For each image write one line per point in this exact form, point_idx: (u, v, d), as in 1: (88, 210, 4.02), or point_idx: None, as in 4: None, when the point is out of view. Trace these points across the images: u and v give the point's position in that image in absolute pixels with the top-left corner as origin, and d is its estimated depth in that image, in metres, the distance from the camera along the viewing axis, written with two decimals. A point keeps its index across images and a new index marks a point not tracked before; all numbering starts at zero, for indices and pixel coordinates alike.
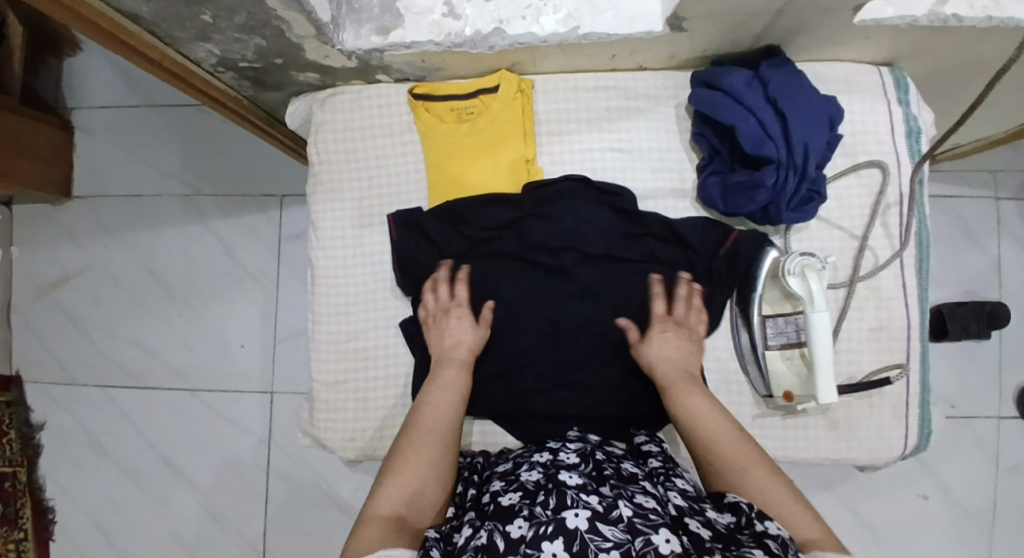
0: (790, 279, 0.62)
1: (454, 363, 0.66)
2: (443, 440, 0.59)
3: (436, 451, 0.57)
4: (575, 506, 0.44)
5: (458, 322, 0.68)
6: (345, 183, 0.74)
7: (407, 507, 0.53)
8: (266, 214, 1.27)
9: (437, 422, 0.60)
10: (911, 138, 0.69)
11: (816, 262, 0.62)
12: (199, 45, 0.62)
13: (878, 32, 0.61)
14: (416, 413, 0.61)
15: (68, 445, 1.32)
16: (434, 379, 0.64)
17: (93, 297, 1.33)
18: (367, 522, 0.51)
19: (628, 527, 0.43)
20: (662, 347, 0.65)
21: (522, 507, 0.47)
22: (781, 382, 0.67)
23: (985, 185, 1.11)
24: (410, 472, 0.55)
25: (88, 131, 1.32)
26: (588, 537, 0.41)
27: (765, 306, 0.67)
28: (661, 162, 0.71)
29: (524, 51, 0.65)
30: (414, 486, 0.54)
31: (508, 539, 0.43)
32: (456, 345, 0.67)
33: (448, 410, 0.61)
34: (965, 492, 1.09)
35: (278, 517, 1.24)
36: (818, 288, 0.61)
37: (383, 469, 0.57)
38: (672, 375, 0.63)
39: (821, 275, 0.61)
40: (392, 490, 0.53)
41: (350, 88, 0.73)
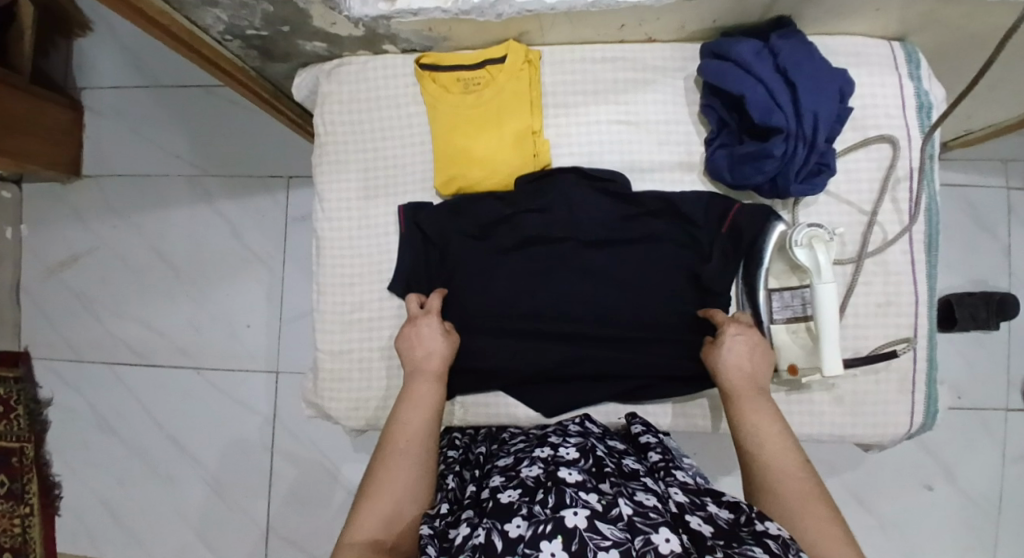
0: (796, 250, 0.61)
1: (425, 377, 0.64)
2: (417, 460, 0.57)
3: (410, 472, 0.56)
4: (574, 505, 0.43)
5: (429, 334, 0.66)
6: (350, 155, 0.74)
7: (385, 532, 0.52)
8: (272, 194, 1.27)
9: (410, 442, 0.59)
10: (922, 113, 0.68)
11: (823, 233, 0.61)
12: (206, 11, 0.62)
13: (890, 3, 0.60)
14: (389, 435, 0.60)
15: (75, 422, 1.33)
16: (406, 396, 0.63)
17: (101, 276, 1.34)
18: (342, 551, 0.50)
19: (628, 526, 0.43)
20: (740, 351, 0.62)
21: (521, 505, 0.46)
22: (786, 355, 0.66)
23: (996, 173, 1.09)
24: (384, 496, 0.54)
25: (96, 111, 1.33)
26: (587, 535, 0.41)
27: (772, 279, 0.66)
28: (668, 135, 0.71)
29: (532, 20, 0.64)
30: (390, 510, 0.53)
31: (506, 537, 0.43)
32: (428, 355, 0.65)
33: (420, 427, 0.60)
34: (971, 480, 1.08)
35: (282, 496, 1.25)
36: (825, 259, 0.60)
37: (361, 494, 0.56)
38: (744, 389, 0.61)
39: (828, 246, 0.61)
40: (367, 516, 0.52)
41: (356, 58, 0.73)
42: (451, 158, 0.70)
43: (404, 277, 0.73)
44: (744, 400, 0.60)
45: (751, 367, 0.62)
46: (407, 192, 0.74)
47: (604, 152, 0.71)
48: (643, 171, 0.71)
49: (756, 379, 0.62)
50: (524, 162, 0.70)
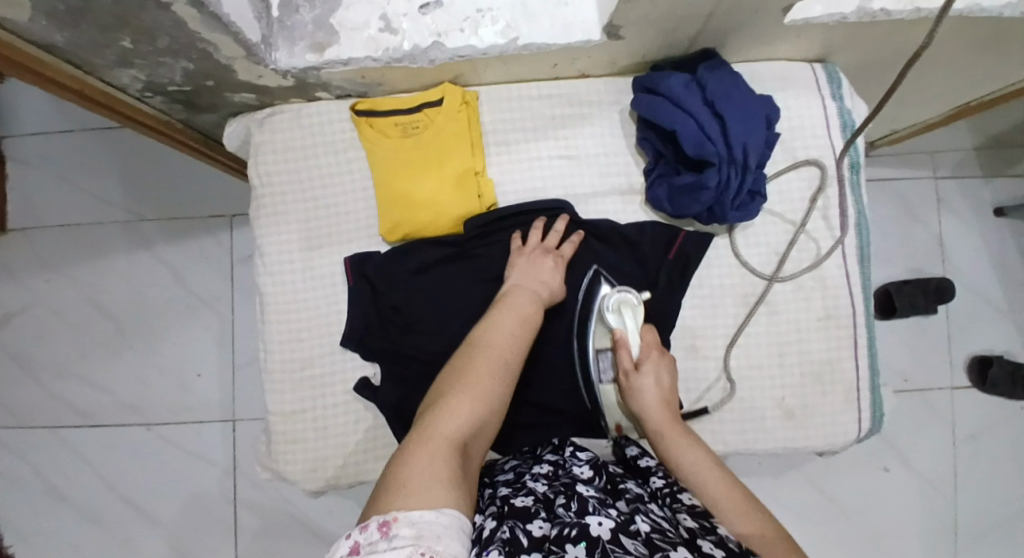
0: (608, 314, 0.66)
1: (534, 300, 0.62)
2: (511, 375, 0.55)
3: (503, 380, 0.54)
4: (599, 516, 0.44)
5: (548, 267, 0.66)
6: (289, 205, 0.72)
7: (470, 432, 0.49)
8: (217, 235, 1.22)
9: (511, 356, 0.56)
10: (845, 131, 0.71)
11: (632, 298, 0.66)
12: (121, 71, 0.59)
13: (807, 30, 0.63)
14: (488, 338, 0.57)
15: (18, 492, 1.25)
16: (511, 309, 0.60)
17: (36, 335, 1.26)
18: (432, 438, 0.46)
19: (648, 542, 0.42)
20: (651, 390, 0.62)
21: (539, 510, 0.47)
22: (613, 414, 0.68)
23: (923, 166, 1.15)
24: (479, 397, 0.51)
25: (18, 161, 1.25)
26: (609, 546, 0.41)
27: (596, 340, 0.68)
28: (608, 167, 0.71)
29: (465, 64, 0.64)
30: (481, 414, 0.50)
31: (530, 536, 0.43)
32: (538, 286, 0.64)
33: (518, 341, 0.58)
34: (923, 461, 1.14)
35: (249, 547, 1.20)
36: (632, 322, 0.65)
37: (444, 386, 0.52)
38: (660, 423, 0.60)
39: (635, 312, 0.65)
40: (458, 411, 0.49)
41: (288, 107, 0.71)
42: (394, 203, 0.70)
43: (356, 328, 0.71)
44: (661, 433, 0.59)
45: (661, 397, 0.62)
46: (351, 241, 0.72)
47: (548, 187, 0.72)
48: (588, 204, 0.72)
49: (669, 410, 0.61)
50: (467, 204, 0.70)
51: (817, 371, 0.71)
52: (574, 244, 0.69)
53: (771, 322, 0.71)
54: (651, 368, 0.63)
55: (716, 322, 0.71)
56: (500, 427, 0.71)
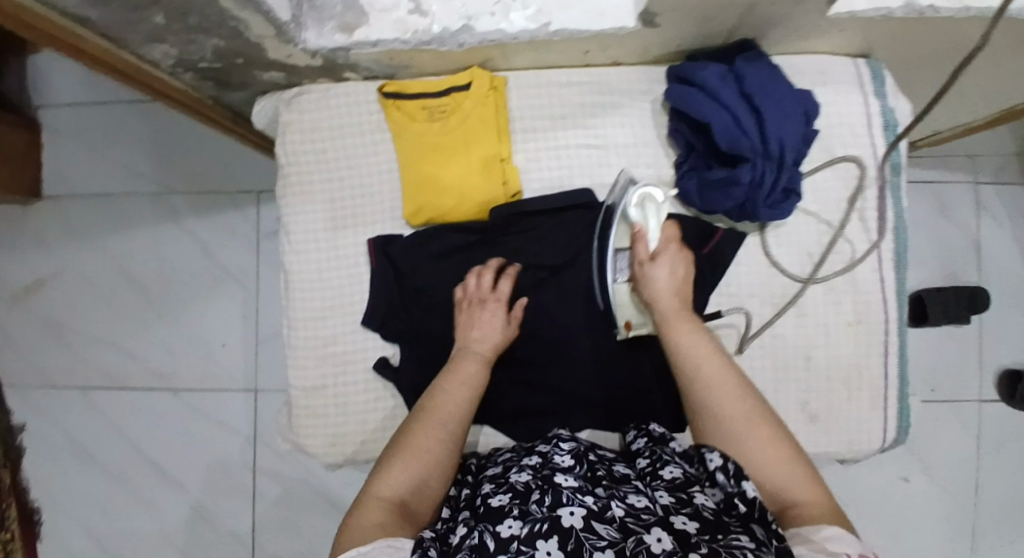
0: (630, 208, 0.64)
1: (482, 357, 0.63)
2: (456, 434, 0.57)
3: (447, 442, 0.56)
4: (571, 505, 0.45)
5: (491, 317, 0.65)
6: (315, 185, 0.72)
7: (412, 494, 0.52)
8: (243, 210, 1.24)
9: (452, 414, 0.58)
10: (888, 131, 0.69)
11: (656, 194, 0.64)
12: (154, 47, 0.60)
13: (852, 24, 0.61)
14: (430, 402, 0.59)
15: (50, 450, 1.30)
16: (455, 370, 0.62)
17: (69, 300, 1.30)
18: (369, 505, 0.50)
19: (621, 527, 0.44)
20: (665, 280, 0.62)
21: (513, 507, 0.48)
22: (624, 312, 0.66)
23: (966, 168, 1.11)
24: (417, 461, 0.54)
25: (55, 130, 1.28)
26: (582, 535, 0.42)
27: (615, 239, 0.66)
28: (636, 158, 0.70)
29: (494, 48, 0.63)
30: (420, 475, 0.53)
31: (499, 538, 0.44)
32: (483, 337, 0.64)
33: (463, 401, 0.59)
34: (946, 471, 1.11)
35: (267, 515, 1.24)
36: (652, 217, 0.64)
37: (387, 452, 0.56)
38: (671, 315, 0.60)
39: (658, 209, 0.64)
40: (395, 477, 0.52)
41: (317, 86, 0.71)
42: (419, 187, 0.70)
43: (377, 310, 0.72)
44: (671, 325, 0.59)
45: (675, 289, 0.62)
46: (375, 223, 0.73)
47: (575, 176, 0.70)
48: None
49: (681, 302, 0.61)
50: (492, 191, 0.69)
51: (845, 376, 0.69)
52: (511, 278, 0.68)
53: (799, 324, 0.69)
54: (669, 263, 0.62)
55: (741, 321, 0.70)
56: (516, 414, 0.72)
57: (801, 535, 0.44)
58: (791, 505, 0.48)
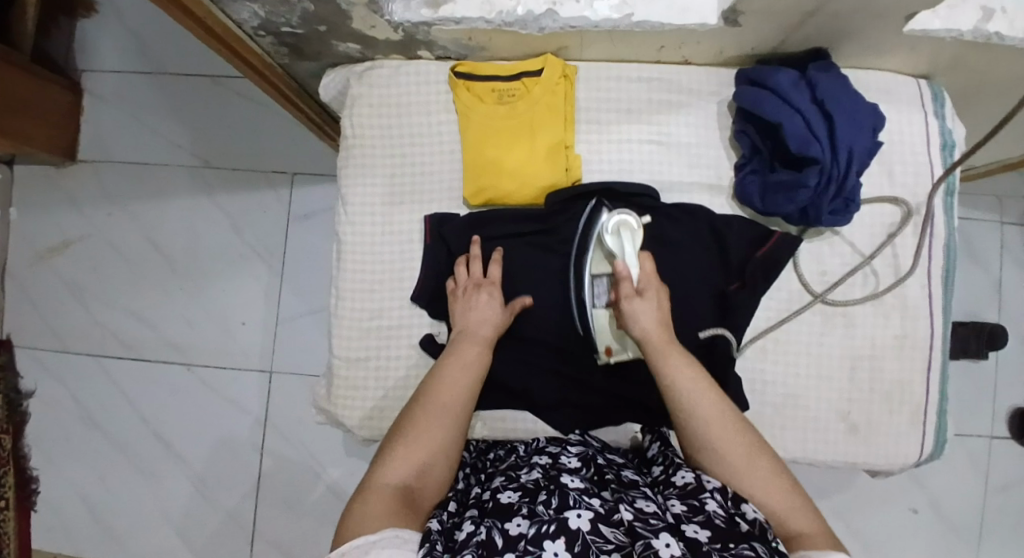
0: (607, 237, 0.65)
1: (480, 340, 0.62)
2: (458, 418, 0.56)
3: (449, 428, 0.54)
4: (577, 507, 0.43)
5: (486, 300, 0.65)
6: (376, 159, 0.73)
7: (414, 480, 0.50)
8: (276, 190, 1.25)
9: (453, 396, 0.56)
10: (945, 151, 0.70)
11: (632, 222, 0.65)
12: (243, 5, 0.61)
13: (922, 43, 0.62)
14: (429, 387, 0.57)
15: (56, 414, 1.29)
16: (453, 353, 0.61)
17: (92, 264, 1.30)
18: (372, 492, 0.47)
19: (628, 531, 0.43)
20: (650, 312, 0.60)
21: (522, 505, 0.47)
22: (602, 337, 0.66)
23: (991, 208, 1.12)
24: (420, 445, 0.52)
25: (97, 94, 1.29)
26: (589, 538, 0.41)
27: (592, 265, 0.67)
28: (698, 157, 0.71)
29: (573, 36, 0.64)
30: (424, 461, 0.51)
31: (506, 535, 0.43)
32: (482, 320, 0.64)
33: (465, 387, 0.58)
34: (955, 507, 1.10)
35: (269, 497, 1.22)
36: (630, 246, 0.64)
37: (390, 439, 0.54)
38: (659, 344, 0.58)
39: (633, 237, 0.64)
40: (399, 462, 0.50)
41: (389, 62, 0.72)
42: (481, 168, 0.70)
43: (428, 286, 0.72)
44: (659, 352, 0.57)
45: (661, 319, 0.60)
46: (433, 200, 0.73)
47: (636, 170, 0.71)
48: (673, 191, 0.71)
49: (669, 331, 0.59)
50: (555, 176, 0.70)
51: (887, 391, 0.69)
52: (498, 263, 0.68)
53: (847, 334, 0.70)
54: (650, 293, 0.61)
55: (791, 327, 0.70)
56: (556, 405, 0.71)
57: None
58: (790, 533, 0.46)
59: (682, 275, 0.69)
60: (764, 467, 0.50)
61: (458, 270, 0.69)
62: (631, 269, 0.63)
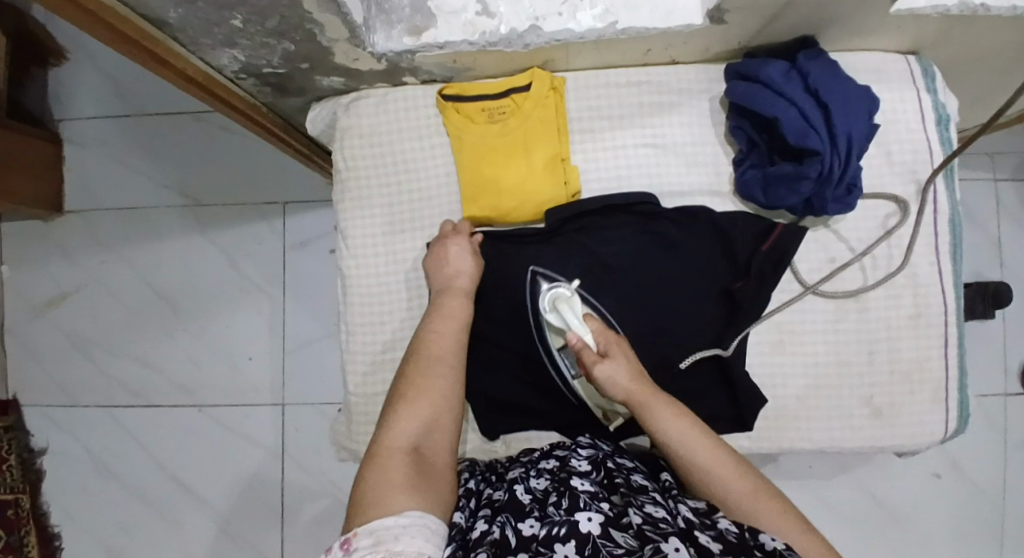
0: (547, 315, 0.65)
1: (459, 294, 0.65)
2: (450, 369, 0.60)
3: (444, 381, 0.58)
4: (588, 510, 0.46)
5: (458, 251, 0.67)
6: (371, 189, 0.72)
7: (420, 438, 0.54)
8: (269, 221, 1.24)
9: (442, 351, 0.60)
10: (940, 126, 0.70)
11: (566, 292, 0.65)
12: (223, 51, 0.60)
13: (908, 22, 0.61)
14: (419, 344, 0.61)
15: (71, 468, 1.27)
16: (436, 310, 0.64)
17: (91, 314, 1.28)
18: (384, 457, 0.51)
19: (638, 534, 0.44)
20: (620, 369, 0.60)
21: (534, 508, 0.49)
22: (594, 401, 0.69)
23: (984, 167, 1.12)
24: (420, 404, 0.56)
25: (77, 143, 1.27)
26: (600, 542, 0.43)
27: (554, 340, 0.67)
28: (695, 156, 0.71)
29: (559, 49, 0.64)
30: (427, 419, 0.56)
31: (519, 535, 0.46)
32: (458, 272, 0.66)
33: (451, 339, 0.62)
34: (977, 469, 1.10)
35: (294, 530, 1.21)
36: (573, 317, 0.63)
37: (389, 402, 0.57)
38: (644, 397, 0.58)
39: (572, 306, 0.63)
40: (403, 424, 0.54)
41: (374, 91, 0.71)
42: (479, 189, 0.69)
43: None
44: (648, 405, 0.58)
45: (633, 371, 0.60)
46: (435, 226, 0.73)
47: (634, 175, 0.71)
48: (673, 193, 0.71)
49: (642, 383, 0.59)
50: (554, 189, 0.69)
51: (907, 370, 0.69)
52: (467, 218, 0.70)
53: (862, 318, 0.69)
54: (613, 353, 0.61)
55: (806, 317, 0.70)
56: (579, 420, 0.71)
57: None
58: None
59: (690, 278, 0.69)
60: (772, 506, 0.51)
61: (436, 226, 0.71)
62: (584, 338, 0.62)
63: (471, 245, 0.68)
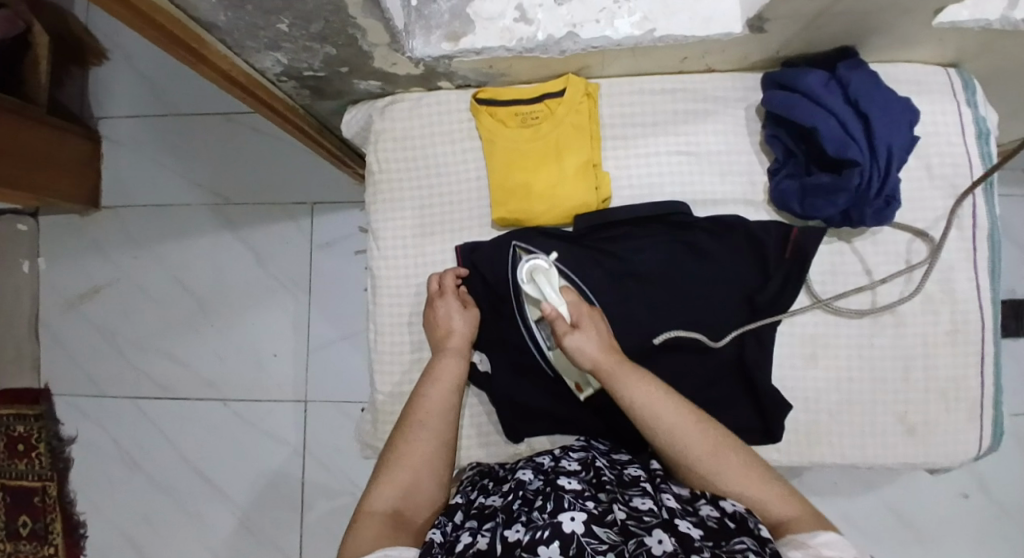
0: (524, 286, 0.64)
1: (448, 352, 0.66)
2: (437, 433, 0.60)
3: (429, 445, 0.59)
4: (572, 510, 0.46)
5: (446, 308, 0.68)
6: (403, 191, 0.73)
7: (402, 502, 0.55)
8: (297, 221, 1.25)
9: (430, 415, 0.60)
10: (980, 140, 0.69)
11: (544, 265, 0.64)
12: (266, 54, 0.61)
13: (952, 33, 0.60)
14: (408, 406, 0.62)
15: (98, 458, 1.30)
16: (428, 370, 0.65)
17: (122, 308, 1.31)
18: (364, 520, 0.53)
19: (622, 530, 0.45)
20: (591, 342, 0.60)
21: (521, 513, 0.49)
22: (568, 374, 0.67)
23: (1022, 183, 1.09)
24: (402, 468, 0.57)
25: (114, 141, 1.31)
26: (584, 540, 0.43)
27: (532, 311, 0.66)
28: (729, 165, 0.70)
29: (595, 55, 0.64)
30: (409, 482, 0.56)
31: (507, 542, 0.45)
32: (448, 331, 0.67)
33: (441, 399, 0.62)
34: (1010, 492, 1.07)
35: (312, 528, 1.23)
36: (549, 287, 0.63)
37: (378, 464, 0.59)
38: (613, 368, 0.58)
39: (549, 277, 0.63)
40: (385, 488, 0.55)
41: (409, 95, 0.72)
42: (509, 193, 0.70)
43: None
44: (616, 377, 0.58)
45: (604, 343, 0.60)
46: (465, 229, 0.73)
47: (666, 183, 0.71)
48: (705, 202, 0.70)
49: (614, 354, 0.59)
50: (586, 195, 0.69)
51: (943, 388, 0.68)
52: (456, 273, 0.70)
53: (898, 333, 0.68)
54: (585, 323, 0.61)
55: (839, 330, 0.69)
56: (606, 429, 0.70)
57: (797, 542, 0.46)
58: (776, 520, 0.50)
59: (715, 284, 0.68)
60: (731, 462, 0.53)
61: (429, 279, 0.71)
62: (559, 308, 0.62)
63: (458, 299, 0.69)
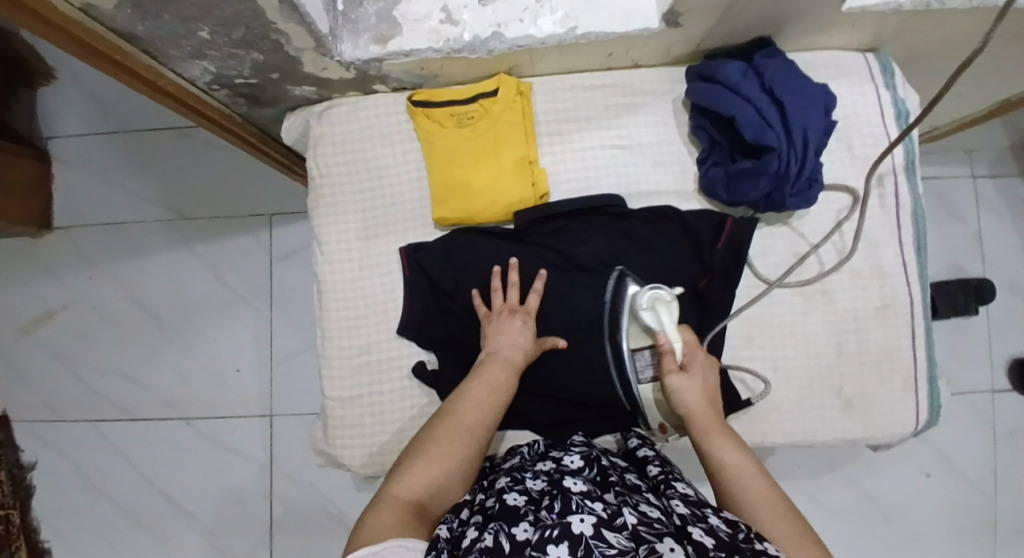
0: (643, 312, 0.64)
1: (508, 367, 0.63)
2: (475, 444, 0.56)
3: (466, 447, 0.56)
4: (581, 511, 0.41)
5: (519, 327, 0.66)
6: (345, 195, 0.74)
7: (427, 496, 0.52)
8: (255, 233, 1.25)
9: (475, 423, 0.57)
10: (900, 119, 0.71)
11: (667, 296, 0.65)
12: (194, 64, 0.61)
13: (863, 19, 0.63)
14: (452, 406, 0.59)
15: (59, 486, 1.27)
16: (480, 375, 0.62)
17: (80, 331, 1.29)
18: (384, 503, 0.49)
19: (633, 535, 0.41)
20: (693, 388, 0.60)
21: (527, 511, 0.45)
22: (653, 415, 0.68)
23: (962, 163, 1.14)
24: (435, 461, 0.53)
25: (64, 161, 1.29)
26: (593, 543, 0.39)
27: (631, 340, 0.67)
28: (661, 156, 0.72)
29: (523, 54, 0.65)
30: (437, 476, 0.53)
31: (513, 541, 0.41)
32: (513, 347, 0.65)
33: (487, 409, 0.59)
34: (966, 463, 1.11)
35: (282, 543, 1.21)
36: (667, 319, 0.63)
37: (407, 453, 0.56)
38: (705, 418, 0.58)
39: (670, 309, 0.63)
40: (414, 478, 0.52)
41: (346, 100, 0.73)
42: (449, 192, 0.71)
43: (413, 316, 0.72)
44: (707, 425, 0.57)
45: (706, 396, 0.60)
46: (407, 230, 0.74)
47: (602, 176, 0.72)
48: (641, 194, 0.72)
49: (714, 409, 0.59)
50: (523, 190, 0.70)
51: (877, 361, 0.70)
52: (537, 292, 0.68)
53: (830, 310, 0.70)
54: (695, 368, 0.62)
55: (773, 311, 0.71)
56: (557, 421, 0.71)
57: None
58: None
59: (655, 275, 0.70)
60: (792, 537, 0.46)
61: (494, 293, 0.69)
62: (674, 343, 0.63)
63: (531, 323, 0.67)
